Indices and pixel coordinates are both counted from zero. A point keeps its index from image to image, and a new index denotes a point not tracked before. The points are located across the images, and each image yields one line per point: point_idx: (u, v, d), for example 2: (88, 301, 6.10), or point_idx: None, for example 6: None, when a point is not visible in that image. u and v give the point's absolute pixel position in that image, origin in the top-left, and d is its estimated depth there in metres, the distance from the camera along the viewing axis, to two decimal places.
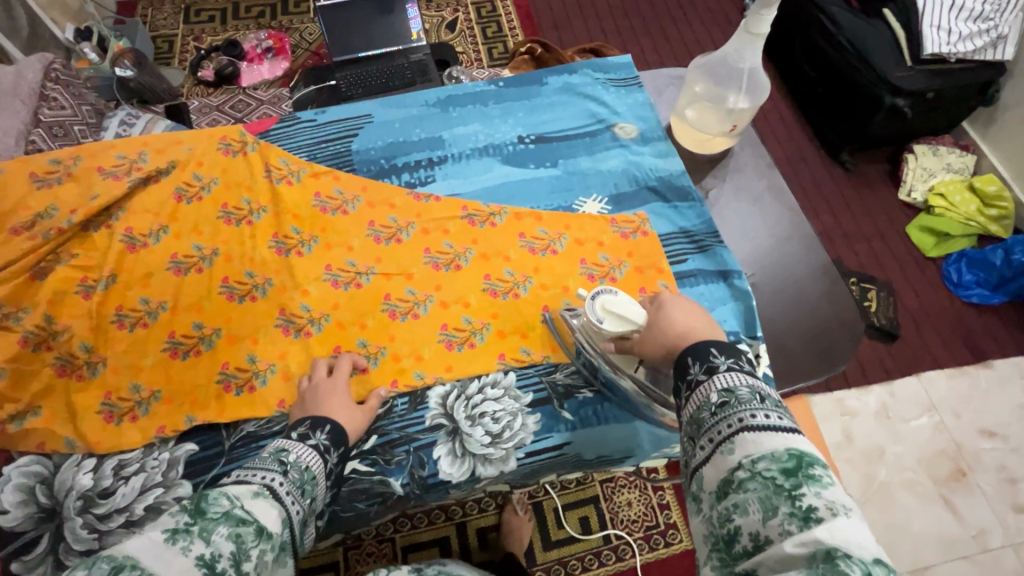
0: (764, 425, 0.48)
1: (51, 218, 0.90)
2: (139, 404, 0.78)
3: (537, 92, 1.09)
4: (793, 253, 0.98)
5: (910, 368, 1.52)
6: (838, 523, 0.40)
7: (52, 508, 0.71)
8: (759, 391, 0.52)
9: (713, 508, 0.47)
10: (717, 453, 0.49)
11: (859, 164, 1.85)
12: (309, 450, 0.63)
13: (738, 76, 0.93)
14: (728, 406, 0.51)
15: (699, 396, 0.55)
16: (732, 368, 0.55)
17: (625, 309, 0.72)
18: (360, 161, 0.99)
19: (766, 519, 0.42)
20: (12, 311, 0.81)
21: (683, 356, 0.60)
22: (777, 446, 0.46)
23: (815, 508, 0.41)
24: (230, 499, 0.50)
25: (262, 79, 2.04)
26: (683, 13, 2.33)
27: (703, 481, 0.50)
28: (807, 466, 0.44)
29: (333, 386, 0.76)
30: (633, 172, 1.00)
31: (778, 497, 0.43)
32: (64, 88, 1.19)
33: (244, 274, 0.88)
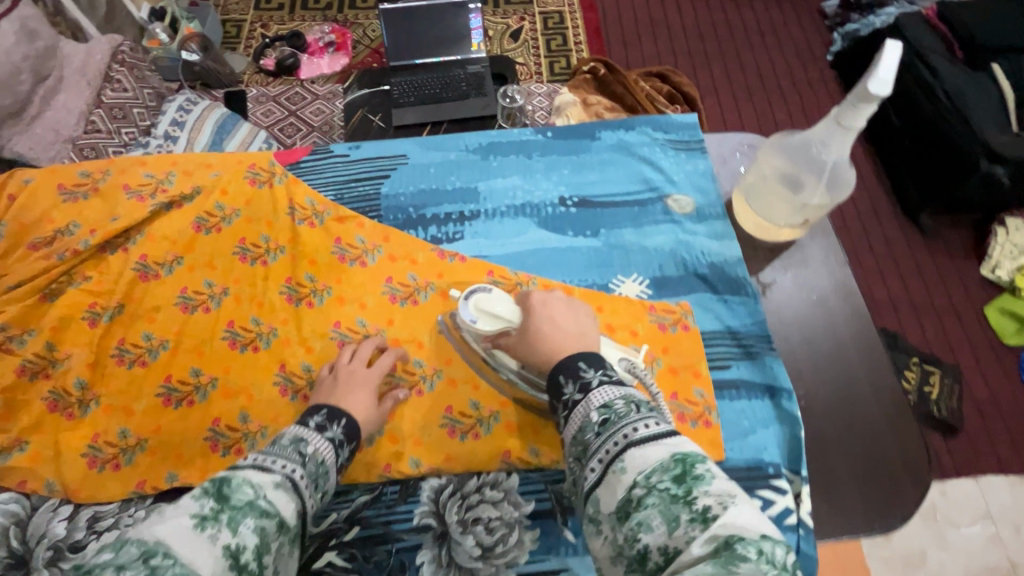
0: (645, 436, 0.50)
1: (71, 235, 0.87)
2: (124, 452, 0.74)
3: (587, 148, 1.00)
4: (848, 348, 0.86)
5: (968, 468, 1.35)
6: (730, 515, 0.42)
7: (20, 556, 0.67)
8: (632, 401, 0.54)
9: (617, 530, 0.47)
10: (609, 474, 0.49)
11: (940, 228, 1.65)
12: (326, 441, 0.63)
13: (818, 169, 0.80)
14: (610, 424, 0.53)
15: (579, 414, 0.56)
16: (603, 382, 0.58)
17: (496, 307, 0.73)
18: (388, 207, 0.93)
19: (671, 530, 0.43)
20: (16, 333, 0.79)
21: (558, 377, 0.61)
22: (663, 455, 0.48)
23: (709, 506, 0.43)
24: (253, 488, 0.51)
25: (320, 73, 2.02)
26: (763, 41, 2.16)
27: (600, 502, 0.49)
28: (691, 467, 0.46)
29: (366, 376, 0.74)
30: (681, 254, 0.90)
31: (675, 505, 0.44)
32: (128, 71, 1.35)
33: (250, 320, 0.83)
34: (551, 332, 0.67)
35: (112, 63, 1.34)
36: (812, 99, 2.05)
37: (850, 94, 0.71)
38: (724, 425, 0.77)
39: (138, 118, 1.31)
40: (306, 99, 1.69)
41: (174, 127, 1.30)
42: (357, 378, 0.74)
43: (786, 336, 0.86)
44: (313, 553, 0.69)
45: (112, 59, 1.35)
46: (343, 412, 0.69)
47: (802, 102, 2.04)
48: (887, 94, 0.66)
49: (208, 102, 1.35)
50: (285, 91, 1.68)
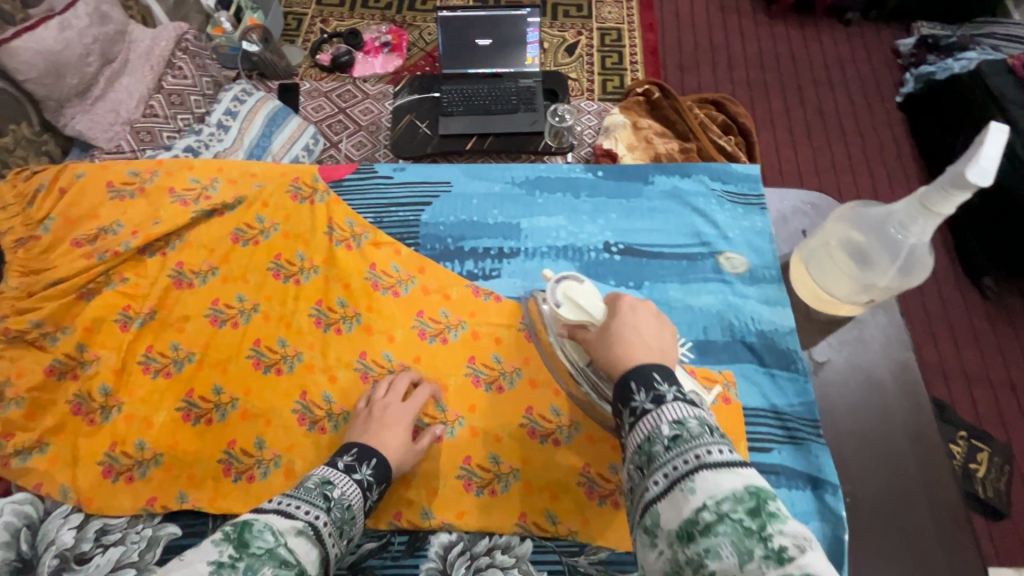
0: (721, 461, 0.44)
1: (113, 235, 0.88)
2: (138, 465, 0.74)
3: (638, 192, 0.95)
4: (898, 433, 0.79)
5: (1012, 559, 1.24)
6: (809, 561, 0.38)
7: (28, 560, 0.68)
8: (707, 423, 0.48)
9: (677, 550, 0.42)
10: (676, 492, 0.44)
11: (1004, 293, 1.54)
12: (353, 484, 0.64)
13: (895, 250, 0.73)
14: (682, 441, 0.47)
15: (647, 424, 0.50)
16: (679, 397, 0.51)
17: (583, 299, 0.66)
18: (426, 235, 0.91)
19: (743, 564, 0.39)
20: (49, 330, 0.80)
21: (625, 381, 0.55)
22: (737, 484, 0.42)
23: (785, 547, 0.39)
24: (273, 535, 0.51)
25: (373, 72, 2.02)
26: (830, 77, 2.05)
27: (660, 520, 0.44)
28: (766, 503, 0.41)
29: (400, 414, 0.72)
30: (729, 318, 0.84)
31: (750, 539, 0.39)
32: (190, 59, 1.35)
33: (277, 341, 0.82)
34: (632, 340, 0.59)
35: (176, 52, 1.33)
36: (877, 143, 1.94)
37: (942, 175, 0.65)
38: None
39: (195, 105, 1.31)
40: (356, 98, 1.65)
41: (227, 116, 1.29)
42: (388, 416, 0.72)
43: (834, 420, 0.80)
44: None
45: (176, 47, 1.35)
46: (374, 452, 0.68)
47: (865, 145, 1.93)
48: (986, 184, 0.60)
49: (262, 93, 1.35)
50: (337, 88, 1.67)
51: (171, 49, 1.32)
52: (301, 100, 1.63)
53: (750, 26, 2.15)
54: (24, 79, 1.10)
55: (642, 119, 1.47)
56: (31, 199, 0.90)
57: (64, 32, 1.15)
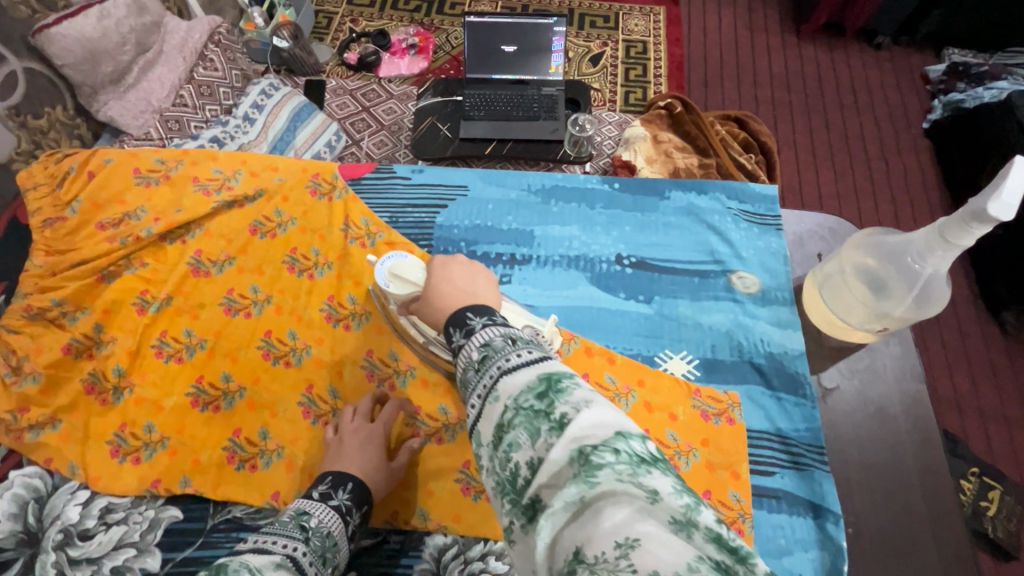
0: (517, 363, 0.46)
1: (136, 220, 0.90)
2: (146, 447, 0.75)
3: (654, 206, 0.95)
4: (907, 468, 0.77)
5: None
6: (586, 417, 0.39)
7: (34, 533, 0.70)
8: (511, 335, 0.50)
9: (492, 456, 0.43)
10: (485, 406, 0.45)
11: None
12: (331, 511, 0.64)
13: (911, 280, 0.72)
14: (488, 358, 0.48)
15: (461, 358, 0.51)
16: (488, 323, 0.52)
17: (406, 271, 0.73)
18: (440, 238, 0.91)
19: (535, 442, 0.40)
20: (70, 310, 0.82)
21: (447, 327, 0.56)
22: (529, 375, 0.44)
23: (566, 414, 0.40)
24: (251, 573, 0.50)
25: (398, 73, 2.05)
26: (857, 101, 2.03)
27: (479, 435, 0.45)
28: (555, 382, 0.43)
29: (370, 433, 0.73)
30: (738, 338, 0.84)
31: (537, 419, 0.41)
32: (221, 52, 1.39)
33: (287, 333, 0.83)
34: (447, 292, 0.63)
35: (208, 43, 1.37)
36: (901, 169, 1.91)
37: (960, 207, 0.64)
38: (759, 539, 0.71)
39: (223, 96, 1.35)
40: (380, 97, 1.67)
41: (253, 110, 1.32)
42: (360, 437, 0.72)
43: (840, 449, 0.79)
44: None
45: (208, 39, 1.38)
46: (349, 476, 0.68)
47: (887, 171, 1.91)
48: (1010, 219, 0.59)
49: (289, 89, 1.38)
50: (362, 87, 1.69)
51: (203, 41, 1.35)
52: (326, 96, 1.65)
53: (777, 45, 2.14)
54: (62, 64, 1.13)
55: (663, 133, 1.47)
56: (61, 181, 0.92)
57: (103, 20, 1.18)
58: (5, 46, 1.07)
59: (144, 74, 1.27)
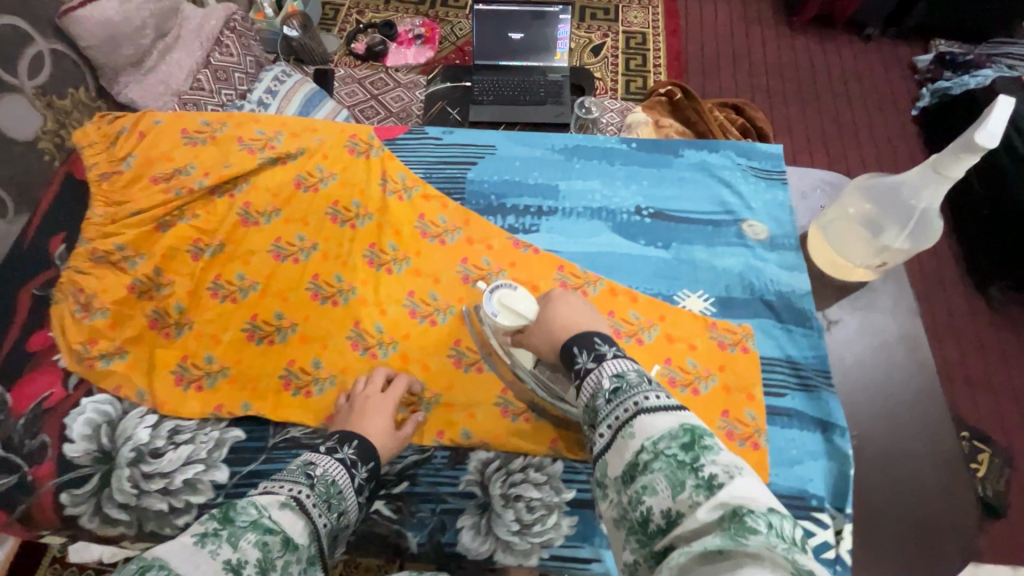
0: (655, 405, 0.52)
1: (186, 175, 0.96)
2: (207, 375, 0.81)
3: (668, 163, 1.02)
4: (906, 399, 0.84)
5: (1005, 554, 1.27)
6: (735, 485, 0.44)
7: (107, 451, 0.76)
8: (644, 375, 0.56)
9: (622, 493, 0.49)
10: (618, 439, 0.52)
11: (1007, 303, 1.59)
12: (336, 463, 0.66)
13: (907, 214, 0.81)
14: (621, 392, 0.55)
15: (591, 381, 0.59)
16: (617, 354, 0.60)
17: (518, 304, 0.75)
18: (471, 191, 0.98)
19: (676, 494, 0.45)
20: (130, 254, 0.88)
21: (570, 349, 0.64)
22: (672, 423, 0.49)
23: (715, 475, 0.45)
24: (258, 509, 0.54)
25: (405, 62, 2.11)
26: (847, 87, 2.13)
27: (608, 467, 0.52)
28: (700, 438, 0.48)
29: (380, 403, 0.75)
30: (749, 278, 0.91)
31: (681, 471, 0.46)
32: (236, 39, 1.36)
33: (333, 277, 0.89)
34: (563, 313, 0.70)
35: (224, 30, 1.34)
36: (890, 150, 2.01)
37: (953, 141, 0.72)
38: (773, 451, 0.78)
39: (238, 82, 1.33)
40: (389, 85, 1.76)
41: (268, 95, 1.32)
42: (370, 406, 0.75)
43: (844, 378, 0.86)
44: None
45: (224, 26, 1.36)
46: (355, 434, 0.71)
47: (878, 153, 2.01)
48: (994, 146, 0.67)
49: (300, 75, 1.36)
50: (370, 75, 1.77)
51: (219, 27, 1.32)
52: (335, 83, 1.71)
53: (771, 36, 2.23)
54: (85, 45, 1.07)
55: (664, 118, 1.52)
56: (113, 140, 0.98)
57: (125, 4, 1.12)
58: (32, 28, 1.01)
59: (163, 58, 1.22)
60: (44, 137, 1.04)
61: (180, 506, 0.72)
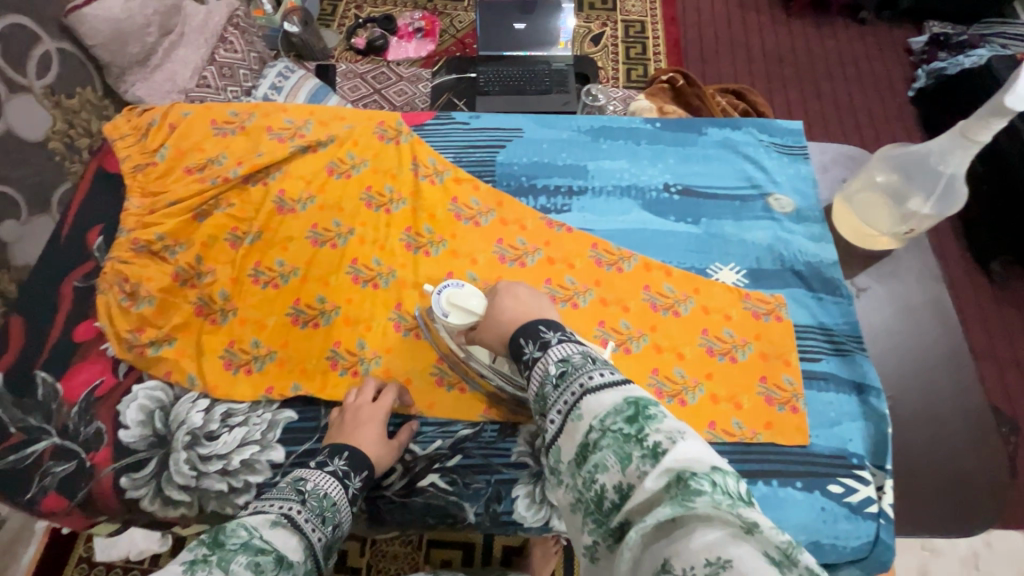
0: (599, 383, 0.51)
1: (219, 165, 0.96)
2: (255, 359, 0.83)
3: (693, 142, 1.04)
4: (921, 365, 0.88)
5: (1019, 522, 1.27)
6: (678, 449, 0.43)
7: (163, 436, 0.77)
8: (588, 355, 0.56)
9: (576, 475, 0.49)
10: (568, 423, 0.51)
11: (1010, 278, 1.59)
12: (327, 476, 0.67)
13: (934, 179, 0.83)
14: (568, 375, 0.54)
15: (539, 371, 0.58)
16: (563, 339, 0.60)
17: (467, 301, 0.76)
18: (502, 174, 1.00)
19: (624, 468, 0.45)
20: (170, 244, 0.88)
21: (519, 341, 0.64)
22: (616, 399, 0.49)
23: (659, 443, 0.44)
24: (249, 531, 0.55)
25: (407, 56, 2.11)
26: (845, 70, 2.16)
27: (562, 451, 0.51)
28: (643, 409, 0.47)
29: (373, 412, 0.75)
30: (779, 250, 0.93)
31: (627, 444, 0.45)
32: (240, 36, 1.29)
33: (372, 260, 0.91)
34: (512, 306, 0.71)
35: (228, 27, 1.28)
36: (890, 131, 2.04)
37: (982, 107, 0.75)
38: (811, 414, 0.81)
39: (243, 79, 1.26)
40: (391, 80, 1.74)
41: (273, 91, 1.26)
42: (363, 415, 0.75)
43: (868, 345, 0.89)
44: (418, 472, 0.76)
45: (227, 22, 1.29)
46: (346, 445, 0.72)
47: (878, 134, 2.04)
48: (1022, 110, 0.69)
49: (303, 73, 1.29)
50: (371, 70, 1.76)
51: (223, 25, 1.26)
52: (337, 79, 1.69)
53: (769, 22, 2.26)
54: (91, 44, 1.03)
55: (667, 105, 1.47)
56: (145, 132, 0.98)
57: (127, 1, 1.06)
58: (38, 25, 0.97)
59: (169, 55, 1.16)
60: (54, 137, 1.00)
61: (239, 486, 0.74)
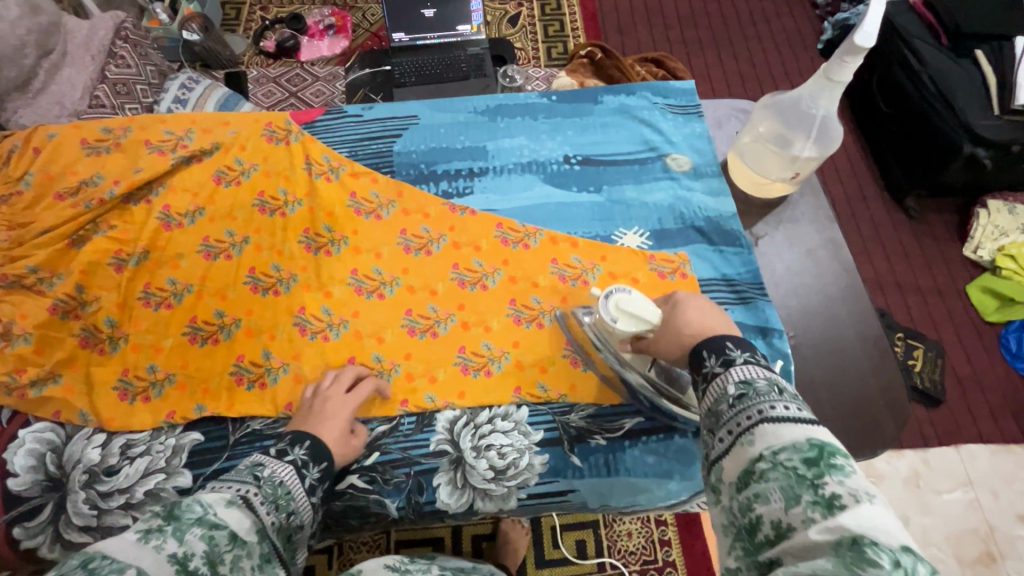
0: (784, 415, 0.48)
1: (95, 186, 0.90)
2: (153, 385, 0.79)
3: (590, 111, 1.04)
4: (810, 307, 0.92)
5: (949, 439, 1.34)
6: (862, 510, 0.39)
7: (57, 478, 0.73)
8: (775, 383, 0.51)
9: (734, 498, 0.47)
10: (737, 445, 0.49)
11: (925, 212, 1.62)
12: (286, 465, 0.61)
13: (809, 123, 0.87)
14: (746, 398, 0.51)
15: (715, 387, 0.54)
16: (749, 360, 0.55)
17: (639, 307, 0.71)
18: (400, 163, 0.98)
19: (789, 507, 0.42)
20: (45, 276, 0.83)
21: (698, 350, 0.60)
22: (798, 436, 0.45)
23: (838, 496, 0.41)
24: (203, 506, 0.50)
25: (320, 55, 2.04)
26: (756, 30, 2.21)
27: (724, 472, 0.49)
28: (829, 455, 0.44)
29: (340, 407, 0.73)
30: (679, 209, 0.95)
31: (800, 485, 0.42)
32: (132, 48, 1.17)
33: (271, 267, 0.87)
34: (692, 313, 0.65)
35: (116, 40, 1.16)
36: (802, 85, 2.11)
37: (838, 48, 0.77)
38: None
39: (142, 94, 1.14)
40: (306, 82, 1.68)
41: (177, 105, 1.15)
42: (328, 408, 0.72)
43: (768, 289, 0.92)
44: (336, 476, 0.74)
45: (115, 35, 1.17)
46: (308, 436, 0.66)
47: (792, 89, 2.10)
48: (872, 46, 0.72)
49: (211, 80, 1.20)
50: (286, 73, 1.68)
51: (111, 37, 1.15)
52: (249, 86, 1.62)
53: None
54: None
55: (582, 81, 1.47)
56: (7, 160, 0.91)
57: None
58: None
59: (53, 76, 1.10)
60: None
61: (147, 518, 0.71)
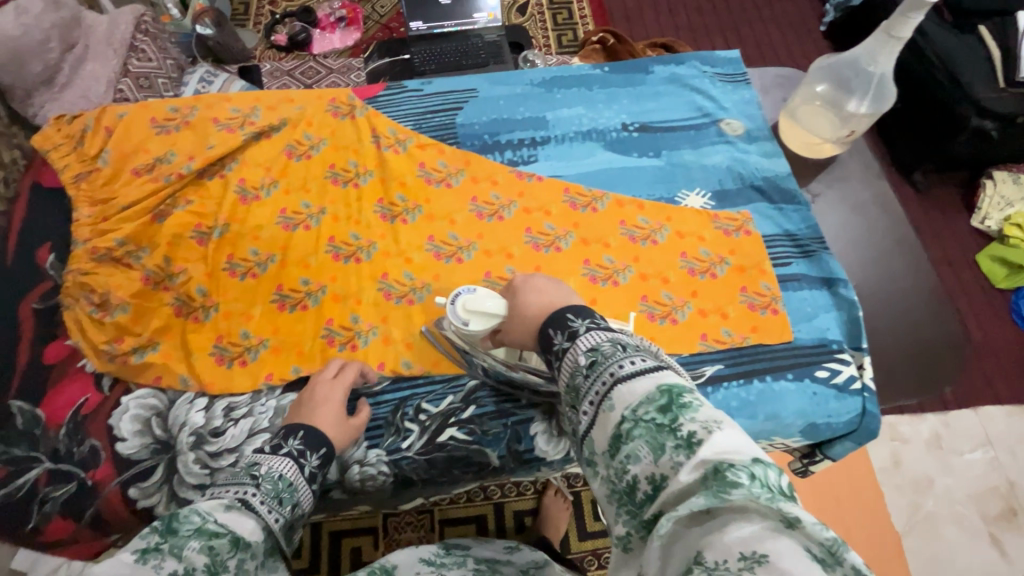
0: (632, 371, 0.46)
1: (169, 163, 0.92)
2: (248, 350, 0.81)
3: (643, 81, 1.07)
4: (855, 266, 0.96)
5: (968, 401, 1.37)
6: (714, 439, 0.40)
7: (166, 441, 0.75)
8: (620, 342, 0.50)
9: (609, 466, 0.45)
10: (600, 413, 0.46)
11: (932, 186, 1.62)
12: (283, 457, 0.59)
13: (867, 81, 0.90)
14: (597, 365, 0.48)
15: (568, 363, 0.52)
16: (591, 327, 0.53)
17: (484, 304, 0.74)
18: (464, 134, 1.00)
19: (657, 458, 0.41)
20: (133, 249, 0.84)
21: (546, 329, 0.57)
22: (649, 387, 0.44)
23: (694, 433, 0.41)
24: (202, 515, 0.49)
25: (332, 48, 2.02)
26: (759, 15, 2.24)
27: (595, 443, 0.47)
28: (677, 397, 0.43)
29: (329, 393, 0.72)
30: (737, 170, 0.98)
31: (661, 434, 0.42)
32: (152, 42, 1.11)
33: (350, 235, 0.89)
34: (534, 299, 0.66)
35: (136, 33, 1.08)
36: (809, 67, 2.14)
37: (902, 5, 0.80)
38: (790, 312, 0.87)
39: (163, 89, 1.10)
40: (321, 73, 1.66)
41: None
42: (319, 394, 0.72)
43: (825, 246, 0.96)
44: (436, 429, 0.77)
45: (136, 29, 1.09)
46: (301, 424, 0.65)
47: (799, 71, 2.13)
48: None
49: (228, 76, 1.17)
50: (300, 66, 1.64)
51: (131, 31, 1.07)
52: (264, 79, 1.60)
53: None
54: None
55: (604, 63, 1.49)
56: (80, 139, 0.91)
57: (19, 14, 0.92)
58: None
59: (77, 72, 1.01)
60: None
61: None
